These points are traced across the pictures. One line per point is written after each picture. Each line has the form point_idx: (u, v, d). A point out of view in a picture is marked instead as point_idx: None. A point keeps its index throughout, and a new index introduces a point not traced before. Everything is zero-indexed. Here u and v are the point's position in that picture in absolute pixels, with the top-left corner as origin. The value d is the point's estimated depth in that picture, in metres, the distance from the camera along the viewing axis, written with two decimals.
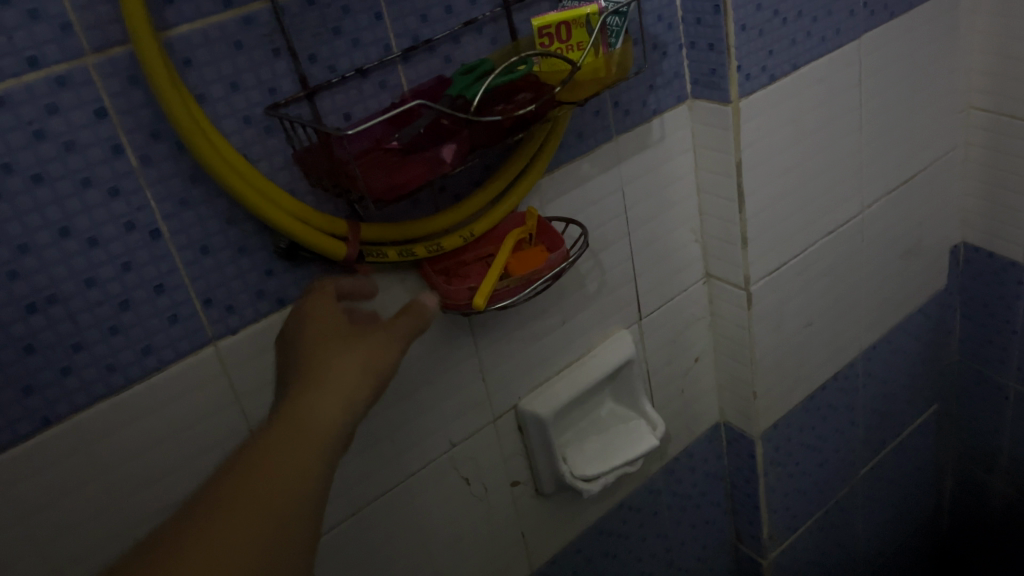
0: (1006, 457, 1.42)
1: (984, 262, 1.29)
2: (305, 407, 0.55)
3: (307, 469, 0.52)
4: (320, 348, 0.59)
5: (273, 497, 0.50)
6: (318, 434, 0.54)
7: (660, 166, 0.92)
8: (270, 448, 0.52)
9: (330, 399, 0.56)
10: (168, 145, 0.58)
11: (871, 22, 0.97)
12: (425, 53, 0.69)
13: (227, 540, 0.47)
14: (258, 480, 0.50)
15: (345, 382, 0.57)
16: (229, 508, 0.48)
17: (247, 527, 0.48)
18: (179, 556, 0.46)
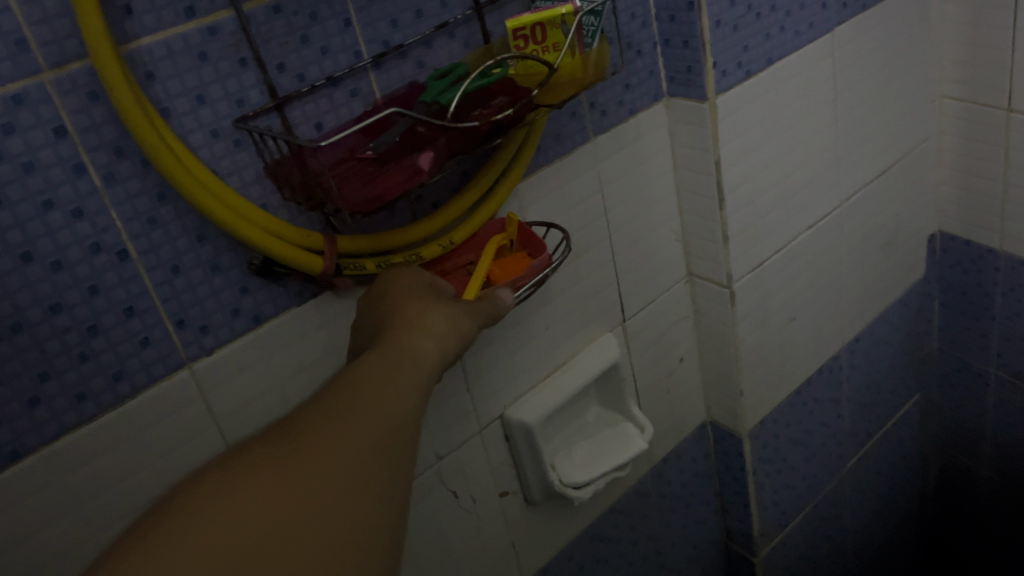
0: (989, 443, 1.42)
1: (961, 250, 1.29)
2: (399, 340, 0.58)
3: (408, 386, 0.55)
4: (406, 300, 0.62)
5: (379, 405, 0.52)
6: (414, 361, 0.57)
7: (639, 166, 0.91)
8: (370, 369, 0.55)
9: (420, 337, 0.59)
10: (133, 162, 0.55)
11: (844, 14, 0.96)
12: (396, 59, 0.67)
13: (345, 433, 0.49)
14: (363, 392, 0.53)
15: (434, 326, 0.60)
16: (342, 411, 0.51)
17: (360, 426, 0.50)
18: (301, 444, 0.48)
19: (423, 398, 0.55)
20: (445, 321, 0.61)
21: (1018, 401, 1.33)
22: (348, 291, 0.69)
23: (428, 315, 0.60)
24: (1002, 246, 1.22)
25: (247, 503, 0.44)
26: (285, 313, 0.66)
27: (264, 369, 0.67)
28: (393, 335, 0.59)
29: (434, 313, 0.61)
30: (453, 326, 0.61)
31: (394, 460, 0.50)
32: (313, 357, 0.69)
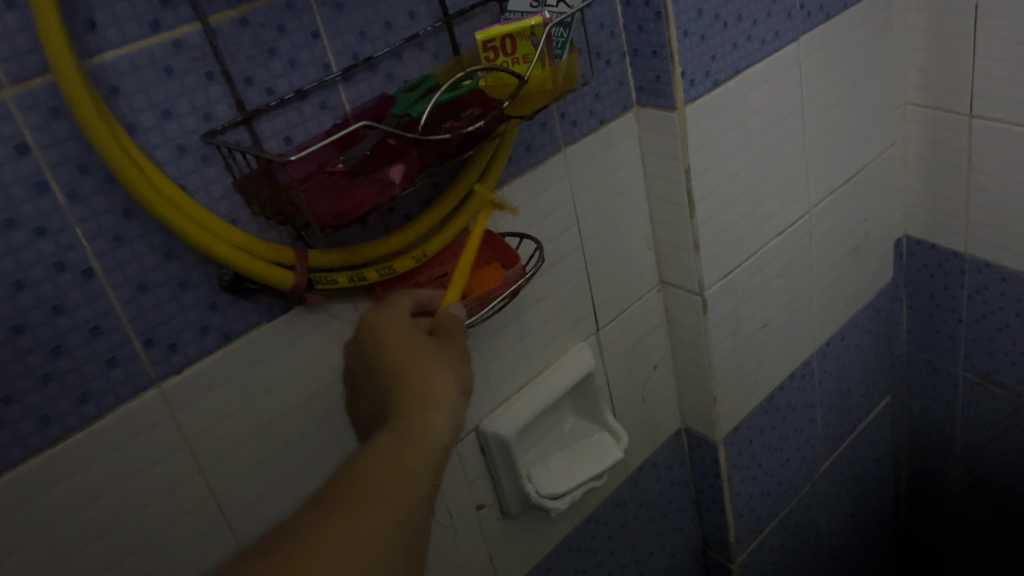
0: (959, 445, 1.44)
1: (928, 254, 1.31)
2: (407, 424, 0.61)
3: (419, 469, 0.59)
4: (417, 367, 0.64)
5: (390, 495, 0.56)
6: (426, 442, 0.60)
7: (610, 175, 0.91)
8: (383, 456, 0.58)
9: (428, 416, 0.62)
10: (98, 179, 0.54)
11: (809, 23, 0.97)
12: (366, 71, 0.66)
13: (357, 530, 0.53)
14: (376, 481, 0.56)
15: (441, 402, 0.63)
16: (356, 503, 0.55)
17: (378, 517, 0.55)
18: (322, 544, 0.52)
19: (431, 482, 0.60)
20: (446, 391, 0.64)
21: (985, 403, 1.34)
22: (321, 306, 0.68)
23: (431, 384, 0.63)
24: (967, 249, 1.24)
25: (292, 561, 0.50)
26: (256, 329, 0.65)
27: (236, 387, 0.66)
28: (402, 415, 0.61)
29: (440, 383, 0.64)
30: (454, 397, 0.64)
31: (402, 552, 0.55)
32: (286, 374, 0.68)
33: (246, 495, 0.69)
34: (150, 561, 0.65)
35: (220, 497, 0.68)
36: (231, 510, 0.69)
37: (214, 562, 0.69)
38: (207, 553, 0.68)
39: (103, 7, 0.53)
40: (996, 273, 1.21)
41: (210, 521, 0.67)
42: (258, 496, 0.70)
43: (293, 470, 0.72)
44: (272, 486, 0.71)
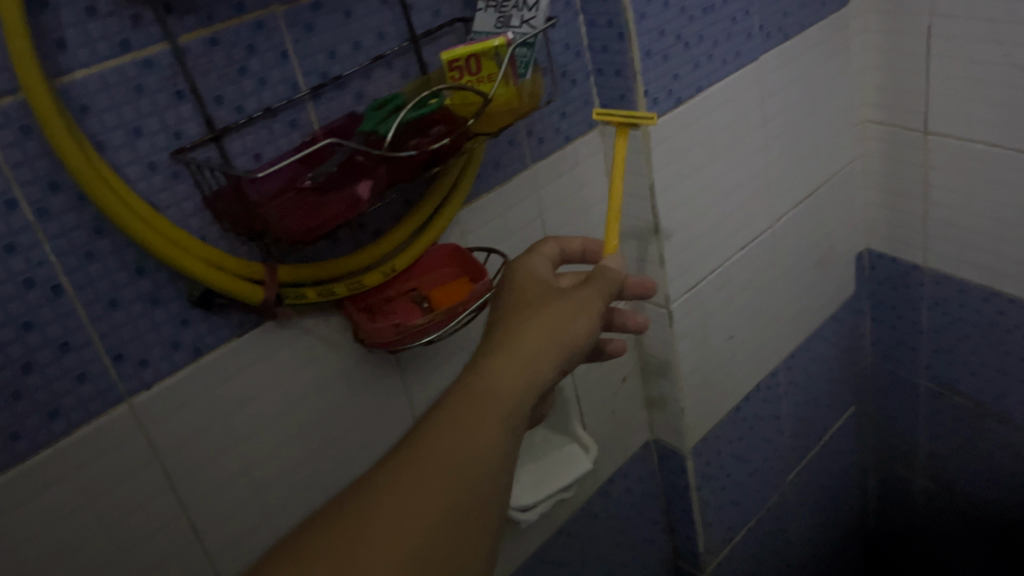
0: (923, 454, 1.46)
1: (889, 267, 1.34)
2: (468, 411, 0.57)
3: (493, 431, 0.57)
4: (516, 338, 0.61)
5: (461, 459, 0.54)
6: (497, 411, 0.58)
7: (578, 192, 0.93)
8: (448, 420, 0.56)
9: (501, 396, 0.58)
10: (68, 197, 0.55)
11: (768, 43, 1.00)
12: (334, 90, 0.68)
13: (426, 481, 0.53)
14: (439, 450, 0.55)
15: (510, 390, 0.59)
16: (418, 465, 0.54)
17: (441, 477, 0.54)
18: (389, 494, 0.52)
19: (510, 445, 0.57)
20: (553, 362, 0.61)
21: (947, 412, 1.37)
22: (291, 321, 0.69)
23: (534, 347, 0.61)
24: (926, 262, 1.27)
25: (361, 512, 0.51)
26: (227, 344, 0.66)
27: (208, 402, 0.66)
28: (463, 404, 0.57)
29: (545, 350, 0.61)
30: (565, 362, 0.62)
31: (483, 495, 0.54)
32: (257, 389, 0.69)
33: (217, 511, 0.70)
34: None
35: (192, 513, 0.68)
36: (202, 527, 0.69)
37: None
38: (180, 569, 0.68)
39: (74, 27, 0.54)
40: (954, 284, 1.24)
41: (181, 537, 0.68)
42: (229, 512, 0.70)
43: (265, 485, 0.72)
44: (245, 501, 0.71)
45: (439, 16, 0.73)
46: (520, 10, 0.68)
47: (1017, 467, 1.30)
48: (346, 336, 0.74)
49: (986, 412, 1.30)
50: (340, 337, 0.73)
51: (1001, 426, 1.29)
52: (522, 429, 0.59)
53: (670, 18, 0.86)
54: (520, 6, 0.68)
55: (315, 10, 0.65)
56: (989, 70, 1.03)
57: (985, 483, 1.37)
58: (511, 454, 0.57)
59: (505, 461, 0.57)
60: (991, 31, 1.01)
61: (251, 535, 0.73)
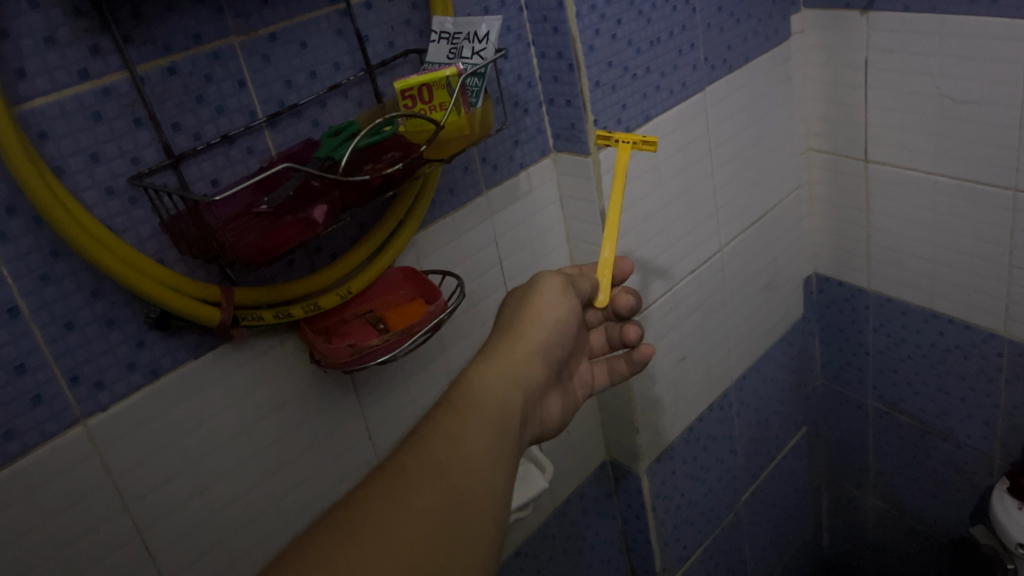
0: (872, 473, 1.50)
1: (835, 291, 1.38)
2: (451, 423, 0.57)
3: (478, 440, 0.57)
4: (496, 353, 0.67)
5: (453, 465, 0.54)
6: (481, 419, 0.59)
7: (531, 217, 0.95)
8: (438, 429, 0.56)
9: (484, 407, 0.60)
10: (25, 221, 0.56)
11: (713, 75, 1.04)
12: (291, 118, 0.70)
13: (421, 489, 0.52)
14: (430, 457, 0.54)
15: (492, 400, 0.62)
16: (412, 474, 0.52)
17: (435, 484, 0.52)
18: (382, 501, 0.50)
19: (497, 455, 0.57)
20: (529, 365, 0.67)
21: (894, 431, 1.41)
22: (248, 343, 0.71)
23: (512, 359, 0.67)
24: (870, 285, 1.32)
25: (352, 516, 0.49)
26: (183, 365, 0.67)
27: (163, 423, 0.67)
28: (448, 414, 0.58)
29: (523, 354, 0.68)
30: (543, 363, 0.70)
31: (477, 503, 0.53)
32: (213, 411, 0.70)
33: (172, 532, 0.70)
34: None
35: (145, 535, 0.68)
36: (157, 548, 0.69)
37: None
38: None
39: (33, 57, 0.55)
40: (896, 306, 1.29)
41: (135, 558, 0.68)
42: (184, 534, 0.71)
43: (221, 507, 0.73)
44: (201, 522, 0.72)
45: (394, 48, 0.76)
46: (471, 41, 0.71)
47: (961, 483, 1.34)
48: (302, 357, 0.75)
49: (930, 430, 1.35)
50: (296, 359, 0.74)
51: (944, 443, 1.33)
52: (509, 437, 0.60)
53: (618, 50, 0.90)
54: (472, 38, 0.71)
55: (271, 41, 0.67)
56: (922, 100, 1.09)
57: (930, 500, 1.41)
58: (499, 464, 0.57)
59: (494, 471, 0.56)
60: (924, 64, 1.06)
61: (207, 556, 0.73)
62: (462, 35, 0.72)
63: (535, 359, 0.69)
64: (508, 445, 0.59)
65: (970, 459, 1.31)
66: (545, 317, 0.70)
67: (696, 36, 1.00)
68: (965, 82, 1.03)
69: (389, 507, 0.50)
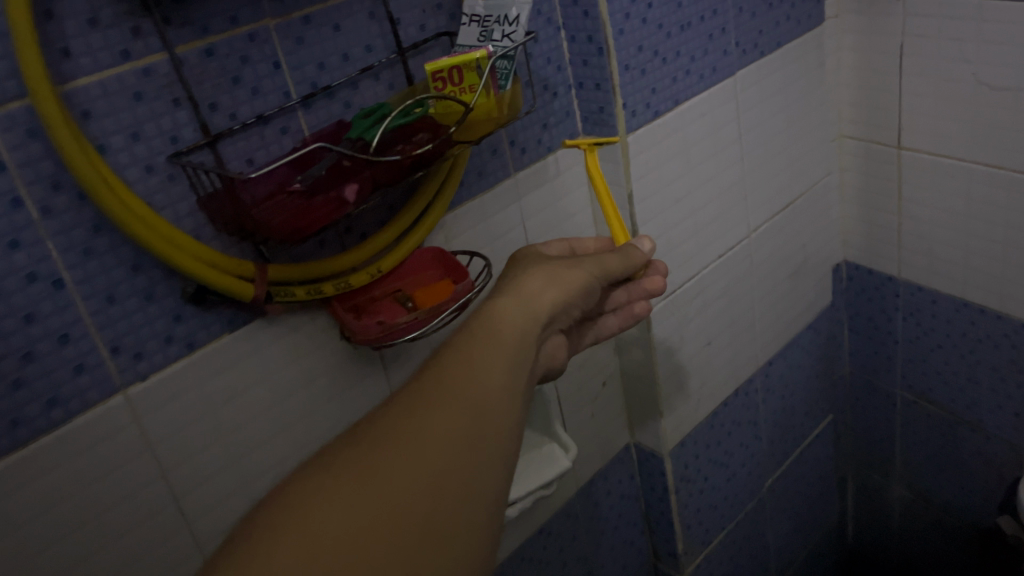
0: (898, 462, 1.49)
1: (865, 278, 1.37)
2: (470, 344, 0.55)
3: (502, 360, 0.55)
4: (520, 284, 0.65)
5: (474, 384, 0.51)
6: (505, 344, 0.56)
7: (559, 200, 0.96)
8: (458, 348, 0.54)
9: (504, 331, 0.58)
10: (69, 196, 0.58)
11: (744, 60, 1.04)
12: (324, 99, 0.71)
13: (438, 408, 0.49)
14: (448, 375, 0.52)
15: (515, 326, 0.59)
16: (432, 392, 0.50)
17: (458, 402, 0.50)
18: (399, 421, 0.48)
19: (520, 379, 0.55)
20: (557, 300, 0.65)
21: (922, 420, 1.41)
22: (281, 319, 0.72)
23: (535, 292, 0.64)
24: (900, 274, 1.31)
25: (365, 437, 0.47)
26: (218, 339, 0.69)
27: (199, 394, 0.69)
28: (469, 336, 0.56)
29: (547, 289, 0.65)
30: (569, 304, 0.67)
31: (500, 422, 0.51)
32: (247, 383, 0.72)
33: (206, 500, 0.72)
34: (114, 561, 0.68)
35: (182, 501, 0.71)
36: (192, 514, 0.72)
37: (176, 565, 0.72)
38: (171, 555, 0.71)
39: (77, 37, 0.57)
40: (927, 295, 1.28)
41: (171, 523, 0.71)
42: (218, 502, 0.73)
43: (253, 477, 0.75)
44: (234, 491, 0.74)
45: (425, 31, 0.77)
46: (501, 24, 0.72)
47: (989, 475, 1.33)
48: (332, 334, 0.77)
49: (959, 420, 1.34)
50: (326, 335, 0.76)
51: (973, 434, 1.33)
52: (527, 367, 0.57)
53: (648, 34, 0.90)
54: (501, 21, 0.72)
55: (306, 24, 0.68)
56: (957, 87, 1.07)
57: (958, 491, 1.41)
58: (521, 390, 0.55)
59: (518, 394, 0.54)
60: (959, 50, 1.05)
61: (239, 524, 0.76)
62: (492, 18, 0.73)
63: (564, 295, 0.66)
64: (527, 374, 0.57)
65: (998, 450, 1.30)
66: (570, 265, 0.69)
67: (727, 20, 1.00)
68: (1001, 68, 1.01)
69: (404, 425, 0.48)
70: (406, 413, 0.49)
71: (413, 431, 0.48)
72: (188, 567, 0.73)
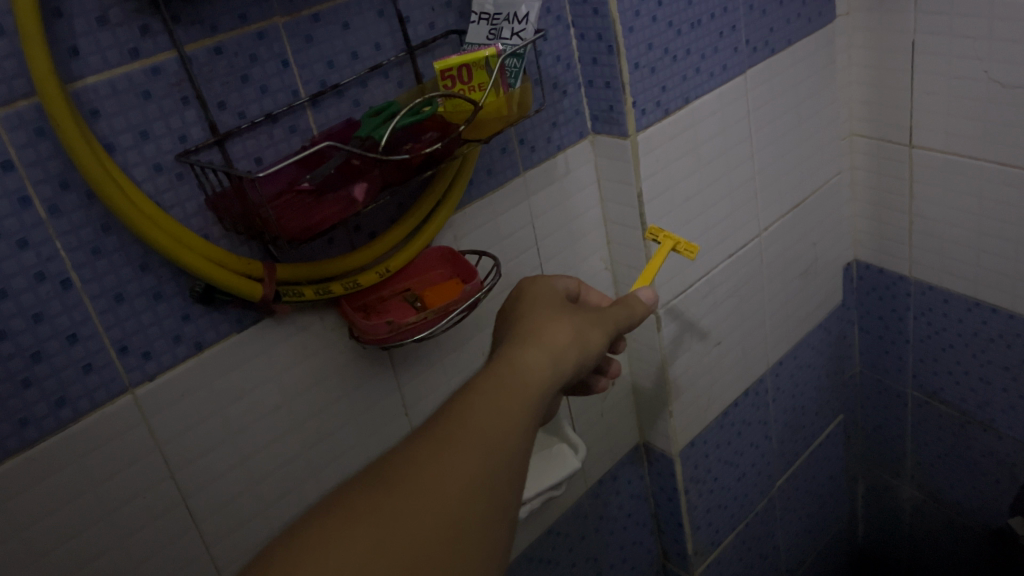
0: (909, 462, 1.48)
1: (876, 278, 1.37)
2: (498, 393, 0.55)
3: (525, 411, 0.56)
4: (545, 331, 0.64)
5: (498, 436, 0.52)
6: (527, 398, 0.57)
7: (568, 199, 0.96)
8: (483, 395, 0.55)
9: (529, 382, 0.58)
10: (78, 195, 0.58)
11: (755, 58, 1.03)
12: (333, 98, 0.71)
13: (462, 454, 0.50)
14: (473, 423, 0.52)
15: (539, 380, 0.59)
16: (455, 439, 0.51)
17: (476, 450, 0.51)
18: (423, 465, 0.49)
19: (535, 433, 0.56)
20: (584, 353, 0.64)
21: (934, 421, 1.39)
22: (289, 318, 0.72)
23: (559, 343, 0.63)
24: (911, 273, 1.30)
25: (388, 477, 0.48)
26: (226, 338, 0.69)
27: (207, 394, 0.69)
28: (493, 386, 0.56)
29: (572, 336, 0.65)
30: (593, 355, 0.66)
31: (513, 472, 0.52)
32: (254, 383, 0.72)
33: (213, 500, 0.72)
34: (121, 561, 0.67)
35: (190, 501, 0.71)
36: (200, 514, 0.72)
37: (184, 565, 0.72)
38: (179, 555, 0.71)
39: (86, 36, 0.57)
40: (939, 294, 1.27)
41: (179, 523, 0.70)
42: (226, 502, 0.73)
43: (261, 477, 0.75)
44: (242, 491, 0.74)
45: (434, 29, 0.77)
46: (510, 22, 0.71)
47: (1001, 475, 1.32)
48: (341, 333, 0.76)
49: (971, 420, 1.33)
50: (334, 335, 0.76)
51: (985, 434, 1.31)
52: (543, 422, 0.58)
53: (658, 32, 0.90)
54: (511, 19, 0.71)
55: (314, 22, 0.68)
56: (969, 85, 1.06)
57: (969, 491, 1.39)
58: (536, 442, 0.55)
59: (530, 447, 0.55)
60: (972, 47, 1.04)
61: (247, 523, 0.76)
62: (502, 15, 0.72)
63: (586, 351, 0.65)
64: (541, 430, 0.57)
65: (1011, 451, 1.29)
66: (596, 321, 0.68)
67: (738, 18, 0.99)
68: (1014, 66, 1.00)
69: (427, 469, 0.49)
70: (430, 457, 0.50)
71: (435, 478, 0.49)
72: (196, 567, 0.73)
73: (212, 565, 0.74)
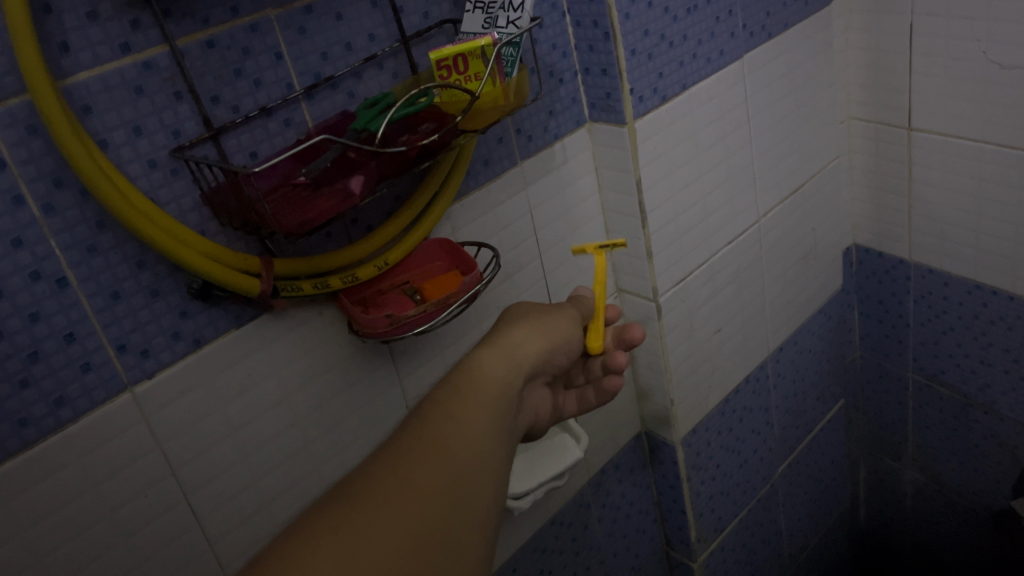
0: (911, 445, 1.49)
1: (875, 261, 1.36)
2: (454, 406, 0.57)
3: (482, 421, 0.57)
4: (502, 342, 0.66)
5: (454, 445, 0.54)
6: (486, 406, 0.59)
7: (565, 188, 0.95)
8: (438, 410, 0.56)
9: (484, 392, 0.60)
10: (72, 193, 0.57)
11: (751, 42, 1.02)
12: (328, 90, 0.70)
13: (419, 467, 0.52)
14: (429, 436, 0.54)
15: (494, 386, 0.61)
16: (413, 453, 0.52)
17: (434, 462, 0.52)
18: (383, 479, 0.50)
19: (499, 441, 0.57)
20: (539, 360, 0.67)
21: (934, 403, 1.40)
22: (288, 314, 0.72)
23: (516, 353, 0.65)
24: (911, 256, 1.29)
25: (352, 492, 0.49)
26: (224, 335, 0.68)
27: (207, 390, 0.69)
28: (449, 399, 0.58)
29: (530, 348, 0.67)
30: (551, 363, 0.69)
31: (476, 481, 0.54)
32: (255, 378, 0.71)
33: (214, 497, 0.72)
34: (124, 560, 0.67)
35: (191, 500, 0.70)
36: (202, 512, 0.71)
37: (187, 562, 0.72)
38: (181, 553, 0.71)
39: (76, 32, 0.56)
40: (939, 277, 1.26)
41: (180, 521, 0.70)
42: (229, 498, 0.73)
43: (263, 473, 0.75)
44: (245, 486, 0.74)
45: (428, 18, 0.76)
46: (506, 11, 0.71)
47: (1002, 457, 1.32)
48: (339, 328, 0.76)
49: (972, 402, 1.33)
50: (333, 330, 0.76)
51: (986, 416, 1.31)
52: (509, 430, 0.60)
53: (655, 18, 0.89)
54: (507, 7, 0.71)
55: (307, 13, 0.67)
56: (967, 66, 1.06)
57: (971, 473, 1.40)
58: (499, 451, 0.57)
59: (495, 456, 0.56)
60: (970, 29, 1.03)
61: (250, 519, 0.75)
62: (496, 4, 0.71)
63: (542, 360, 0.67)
64: (505, 434, 0.59)
65: (1012, 432, 1.29)
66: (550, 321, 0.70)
67: (734, 3, 0.98)
68: (1013, 47, 1.00)
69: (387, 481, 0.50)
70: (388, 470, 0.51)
71: (396, 489, 0.50)
72: (200, 564, 0.73)
73: (215, 562, 0.74)
